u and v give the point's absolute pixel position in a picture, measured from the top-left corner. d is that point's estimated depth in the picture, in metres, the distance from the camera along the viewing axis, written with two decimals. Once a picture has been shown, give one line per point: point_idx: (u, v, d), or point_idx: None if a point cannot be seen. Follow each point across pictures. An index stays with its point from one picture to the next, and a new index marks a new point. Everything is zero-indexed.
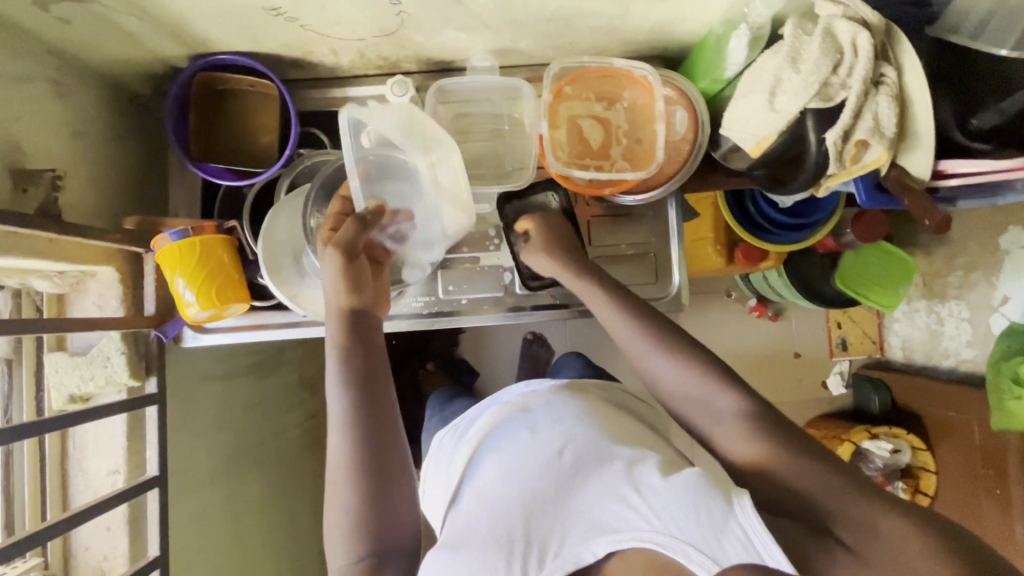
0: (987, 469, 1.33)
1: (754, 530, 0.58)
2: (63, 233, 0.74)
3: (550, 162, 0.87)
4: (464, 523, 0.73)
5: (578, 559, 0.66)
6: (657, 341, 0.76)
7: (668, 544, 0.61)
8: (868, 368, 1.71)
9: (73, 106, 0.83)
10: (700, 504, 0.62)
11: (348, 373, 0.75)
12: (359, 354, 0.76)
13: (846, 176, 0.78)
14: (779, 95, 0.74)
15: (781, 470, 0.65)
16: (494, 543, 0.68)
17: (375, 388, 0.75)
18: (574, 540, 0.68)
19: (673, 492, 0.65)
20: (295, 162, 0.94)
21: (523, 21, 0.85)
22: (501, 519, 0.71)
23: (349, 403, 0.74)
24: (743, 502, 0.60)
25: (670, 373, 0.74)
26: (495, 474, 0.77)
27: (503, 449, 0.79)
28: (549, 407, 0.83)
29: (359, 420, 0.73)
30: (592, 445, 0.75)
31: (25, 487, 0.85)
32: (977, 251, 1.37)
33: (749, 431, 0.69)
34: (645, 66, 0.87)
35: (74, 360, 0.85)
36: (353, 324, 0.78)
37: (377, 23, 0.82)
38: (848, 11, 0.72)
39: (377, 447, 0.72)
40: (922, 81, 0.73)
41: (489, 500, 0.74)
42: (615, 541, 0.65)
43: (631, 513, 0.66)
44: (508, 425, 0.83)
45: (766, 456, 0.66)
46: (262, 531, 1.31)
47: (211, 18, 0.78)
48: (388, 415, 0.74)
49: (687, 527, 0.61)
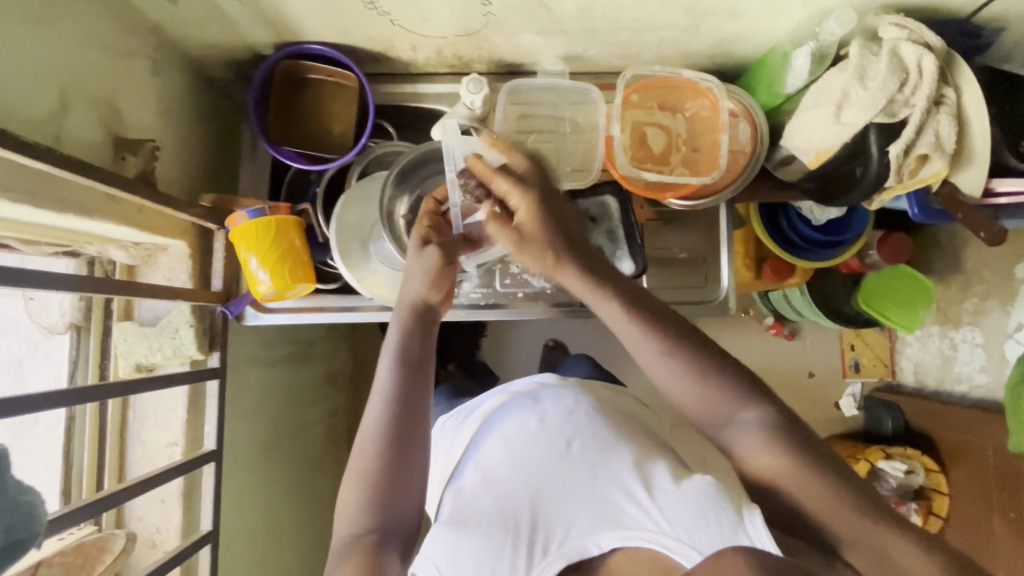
0: (1000, 493, 1.26)
1: (762, 545, 0.57)
2: (156, 202, 0.76)
3: (618, 162, 0.90)
4: (467, 501, 0.73)
5: (583, 550, 0.65)
6: (652, 341, 0.70)
7: (674, 547, 0.61)
8: (882, 390, 1.67)
9: (164, 84, 0.86)
10: (711, 512, 0.61)
11: (403, 349, 0.76)
12: (418, 334, 0.77)
13: (901, 190, 0.83)
14: (845, 109, 0.79)
15: (795, 486, 0.62)
16: (499, 526, 0.68)
17: (421, 373, 0.76)
18: (580, 531, 0.66)
19: (684, 496, 0.64)
20: (367, 151, 0.97)
21: (599, 29, 0.90)
22: (507, 501, 0.70)
23: (397, 377, 0.75)
24: (753, 517, 0.59)
25: (680, 378, 0.69)
26: (501, 454, 0.77)
27: (509, 427, 0.79)
28: (555, 393, 0.84)
29: (401, 398, 0.74)
30: (599, 437, 0.75)
31: (86, 453, 0.87)
32: (993, 279, 1.35)
33: (761, 435, 0.65)
34: (712, 79, 0.91)
35: (143, 331, 0.87)
36: (424, 312, 0.79)
37: (463, 22, 0.86)
38: (912, 35, 0.77)
39: (405, 420, 0.73)
40: (981, 102, 0.78)
41: (494, 479, 0.74)
42: (621, 538, 0.64)
43: (640, 513, 0.64)
44: (512, 407, 0.83)
45: (780, 468, 0.63)
46: (292, 522, 1.28)
47: (308, 8, 0.81)
48: (423, 397, 0.75)
49: (695, 532, 0.60)
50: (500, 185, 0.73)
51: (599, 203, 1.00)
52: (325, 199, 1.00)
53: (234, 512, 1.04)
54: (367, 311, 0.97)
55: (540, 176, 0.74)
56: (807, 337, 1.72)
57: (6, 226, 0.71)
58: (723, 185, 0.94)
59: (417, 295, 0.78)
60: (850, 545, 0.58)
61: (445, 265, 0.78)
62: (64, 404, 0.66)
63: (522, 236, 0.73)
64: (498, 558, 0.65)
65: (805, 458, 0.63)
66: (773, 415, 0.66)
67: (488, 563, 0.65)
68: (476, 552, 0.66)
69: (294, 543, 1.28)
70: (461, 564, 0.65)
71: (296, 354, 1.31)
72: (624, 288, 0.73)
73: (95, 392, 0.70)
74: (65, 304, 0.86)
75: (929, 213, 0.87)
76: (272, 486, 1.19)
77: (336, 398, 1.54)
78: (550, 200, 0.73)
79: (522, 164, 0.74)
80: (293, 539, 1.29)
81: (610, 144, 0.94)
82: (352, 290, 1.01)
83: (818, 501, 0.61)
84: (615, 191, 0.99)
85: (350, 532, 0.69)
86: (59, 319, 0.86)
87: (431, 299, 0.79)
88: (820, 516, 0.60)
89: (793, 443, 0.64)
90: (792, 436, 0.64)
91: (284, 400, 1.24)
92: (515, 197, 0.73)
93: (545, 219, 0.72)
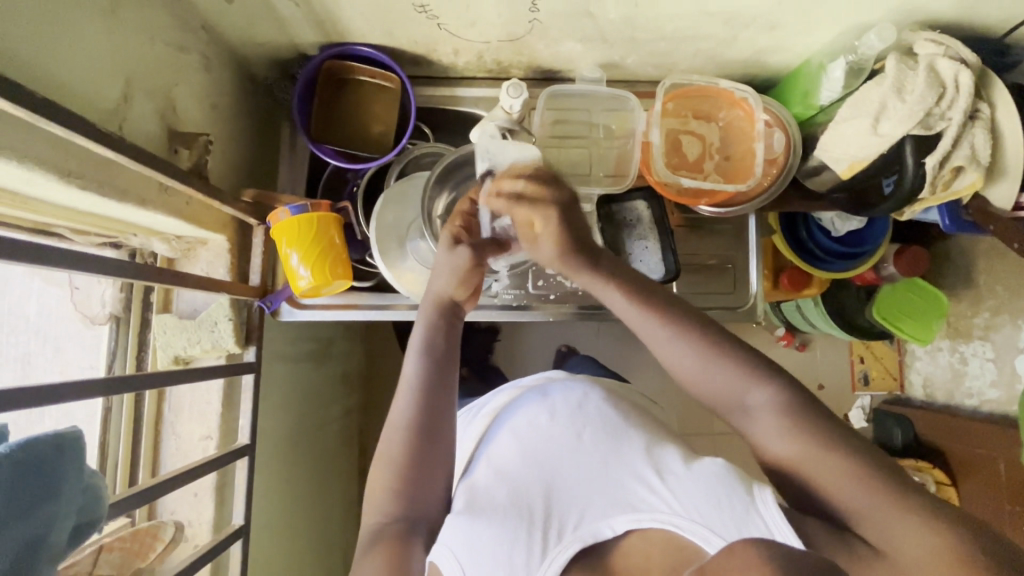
0: (1014, 506, 1.21)
1: (776, 526, 0.55)
2: (206, 194, 0.77)
3: (656, 168, 0.92)
4: (479, 492, 0.69)
5: (596, 534, 0.63)
6: (665, 327, 0.68)
7: (686, 527, 0.59)
8: (890, 404, 1.59)
9: (212, 81, 0.88)
10: (722, 491, 0.58)
11: (429, 342, 0.76)
12: (445, 328, 0.77)
13: (935, 200, 0.86)
14: (883, 121, 0.81)
15: (817, 471, 0.59)
16: (515, 513, 0.65)
17: (448, 365, 0.76)
18: (594, 515, 0.64)
19: (696, 478, 0.62)
20: (406, 152, 0.99)
21: (639, 39, 0.92)
22: (521, 491, 0.68)
23: (424, 369, 0.74)
24: (764, 496, 0.57)
25: (689, 361, 0.67)
26: (513, 447, 0.74)
27: (519, 421, 0.77)
28: (563, 386, 0.81)
29: (429, 391, 0.73)
30: (609, 426, 0.73)
31: (120, 444, 0.88)
32: (1006, 294, 1.29)
33: (775, 414, 0.62)
34: (748, 89, 0.93)
35: (183, 323, 0.87)
36: (451, 308, 0.79)
37: (508, 28, 0.88)
38: (948, 51, 0.80)
39: (433, 411, 0.73)
40: (1015, 117, 0.80)
41: (507, 472, 0.71)
42: (634, 520, 0.62)
43: (651, 496, 0.63)
44: (521, 402, 0.81)
45: (801, 455, 0.60)
46: (313, 522, 1.26)
47: (359, 10, 0.83)
48: (452, 393, 0.75)
49: (707, 511, 0.58)
50: (517, 212, 0.70)
51: (633, 211, 1.02)
52: (364, 198, 1.02)
53: (260, 509, 1.03)
54: (399, 309, 0.97)
55: (560, 186, 0.70)
56: (818, 349, 1.65)
57: (59, 215, 0.72)
58: (756, 194, 0.95)
59: (444, 291, 0.78)
60: (873, 525, 0.55)
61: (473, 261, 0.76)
62: (95, 394, 0.61)
63: (544, 250, 0.71)
64: (513, 544, 0.62)
65: (823, 439, 0.59)
66: (788, 394, 0.63)
67: (504, 550, 0.61)
68: (492, 538, 0.62)
69: (314, 544, 1.26)
70: (477, 551, 0.61)
71: (321, 352, 1.31)
72: (637, 280, 0.72)
73: (131, 382, 0.67)
74: (106, 295, 0.89)
75: (961, 225, 0.91)
76: (296, 485, 1.18)
77: (355, 397, 1.53)
78: (571, 207, 0.70)
79: (537, 183, 0.69)
80: (315, 540, 1.27)
81: (648, 151, 0.95)
82: (386, 289, 1.02)
83: (837, 480, 0.57)
84: (647, 197, 1.01)
85: (377, 521, 0.68)
86: (100, 310, 0.89)
87: (458, 296, 0.79)
88: (834, 493, 0.57)
89: (810, 424, 0.61)
90: (806, 413, 0.61)
91: (308, 397, 1.24)
92: (538, 219, 0.69)
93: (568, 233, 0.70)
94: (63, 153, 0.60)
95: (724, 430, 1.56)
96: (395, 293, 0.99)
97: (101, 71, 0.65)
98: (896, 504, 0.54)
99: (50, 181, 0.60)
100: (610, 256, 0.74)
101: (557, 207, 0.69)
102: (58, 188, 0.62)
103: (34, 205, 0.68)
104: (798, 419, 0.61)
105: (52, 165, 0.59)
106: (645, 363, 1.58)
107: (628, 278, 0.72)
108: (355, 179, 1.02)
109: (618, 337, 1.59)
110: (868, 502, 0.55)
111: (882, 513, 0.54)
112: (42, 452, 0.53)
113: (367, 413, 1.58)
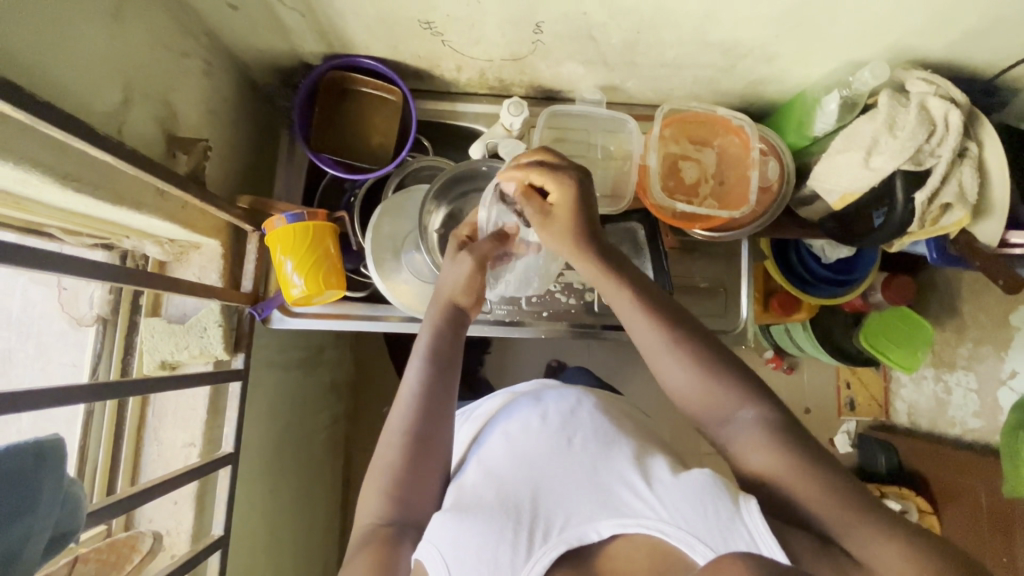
0: (995, 534, 1.22)
1: (760, 536, 0.54)
2: (202, 198, 0.76)
3: (653, 192, 0.93)
4: (468, 492, 0.67)
5: (583, 536, 0.60)
6: (675, 354, 0.67)
7: (672, 533, 0.57)
8: (875, 430, 1.59)
9: (212, 87, 0.88)
10: (707, 499, 0.58)
11: (434, 347, 0.74)
12: (449, 333, 0.76)
13: (924, 234, 0.88)
14: (874, 155, 0.83)
15: (808, 490, 0.58)
16: (501, 512, 0.62)
17: (450, 370, 0.74)
18: (581, 517, 0.62)
19: (683, 486, 0.60)
20: (405, 164, 0.99)
21: (639, 64, 0.93)
22: (508, 491, 0.65)
23: (426, 373, 0.72)
24: (750, 506, 0.56)
25: (688, 380, 0.66)
26: (503, 450, 0.72)
27: (511, 424, 0.75)
28: (558, 393, 0.80)
29: (429, 397, 0.71)
30: (601, 435, 0.71)
31: (100, 448, 0.87)
32: (990, 325, 1.30)
33: (761, 432, 0.62)
34: (745, 117, 0.94)
35: (171, 327, 0.86)
36: (453, 313, 0.78)
37: (512, 48, 0.89)
38: (939, 90, 0.82)
39: (434, 414, 0.71)
40: (1001, 156, 0.82)
41: (496, 473, 0.69)
42: (620, 524, 0.60)
43: (638, 501, 0.61)
44: (514, 407, 0.79)
45: (795, 467, 0.59)
46: (293, 533, 1.23)
47: (364, 24, 0.84)
48: (453, 400, 0.73)
49: (692, 518, 0.57)
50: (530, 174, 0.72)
51: (627, 232, 1.02)
52: (362, 207, 1.02)
53: (241, 519, 1.01)
54: (390, 321, 0.96)
55: (571, 163, 0.72)
56: (805, 372, 1.66)
57: (51, 215, 0.71)
58: (750, 220, 0.96)
59: (446, 292, 0.78)
60: (862, 541, 0.54)
61: (478, 270, 0.77)
62: (74, 400, 0.60)
63: (559, 221, 0.71)
64: (498, 543, 0.59)
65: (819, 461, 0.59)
66: (775, 415, 0.63)
67: (488, 549, 0.59)
68: (476, 536, 0.60)
69: (294, 556, 1.23)
70: (463, 551, 0.59)
71: (310, 360, 1.30)
72: (649, 295, 0.71)
73: (113, 388, 0.65)
74: (95, 296, 0.89)
75: (947, 258, 0.95)
76: (278, 495, 1.15)
77: (341, 405, 1.50)
78: (584, 182, 0.72)
79: (556, 155, 0.73)
80: (296, 552, 1.24)
81: (645, 174, 0.96)
82: (378, 299, 1.01)
83: (820, 501, 0.57)
84: (642, 219, 1.01)
85: (369, 522, 0.66)
86: (88, 311, 0.89)
87: (461, 301, 0.78)
88: (826, 511, 0.56)
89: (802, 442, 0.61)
90: (791, 433, 0.61)
91: (296, 405, 1.22)
92: (551, 184, 0.71)
93: (579, 210, 0.71)
94: (59, 156, 0.60)
95: (712, 451, 1.57)
96: (388, 305, 0.99)
97: (103, 75, 0.65)
98: (875, 530, 0.54)
99: (45, 183, 0.59)
100: (621, 257, 0.74)
101: (573, 176, 0.71)
102: (52, 190, 0.62)
103: (26, 205, 0.68)
104: (788, 437, 0.61)
105: (48, 167, 0.59)
106: (635, 381, 1.58)
107: (643, 288, 0.71)
108: (353, 188, 1.02)
109: (607, 354, 1.59)
110: (847, 519, 0.55)
111: (869, 534, 0.54)
112: (22, 460, 0.52)
113: (354, 422, 1.56)
